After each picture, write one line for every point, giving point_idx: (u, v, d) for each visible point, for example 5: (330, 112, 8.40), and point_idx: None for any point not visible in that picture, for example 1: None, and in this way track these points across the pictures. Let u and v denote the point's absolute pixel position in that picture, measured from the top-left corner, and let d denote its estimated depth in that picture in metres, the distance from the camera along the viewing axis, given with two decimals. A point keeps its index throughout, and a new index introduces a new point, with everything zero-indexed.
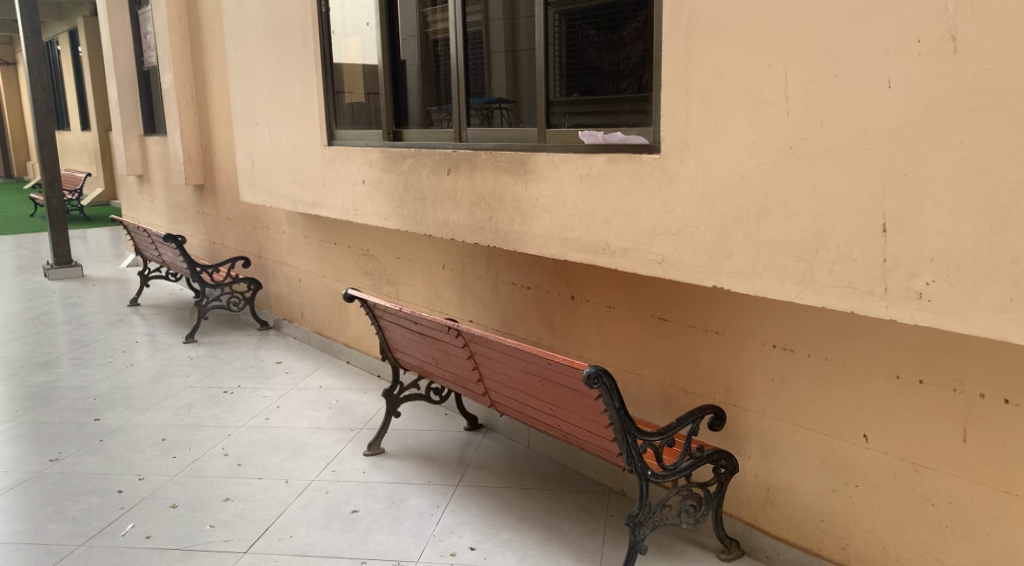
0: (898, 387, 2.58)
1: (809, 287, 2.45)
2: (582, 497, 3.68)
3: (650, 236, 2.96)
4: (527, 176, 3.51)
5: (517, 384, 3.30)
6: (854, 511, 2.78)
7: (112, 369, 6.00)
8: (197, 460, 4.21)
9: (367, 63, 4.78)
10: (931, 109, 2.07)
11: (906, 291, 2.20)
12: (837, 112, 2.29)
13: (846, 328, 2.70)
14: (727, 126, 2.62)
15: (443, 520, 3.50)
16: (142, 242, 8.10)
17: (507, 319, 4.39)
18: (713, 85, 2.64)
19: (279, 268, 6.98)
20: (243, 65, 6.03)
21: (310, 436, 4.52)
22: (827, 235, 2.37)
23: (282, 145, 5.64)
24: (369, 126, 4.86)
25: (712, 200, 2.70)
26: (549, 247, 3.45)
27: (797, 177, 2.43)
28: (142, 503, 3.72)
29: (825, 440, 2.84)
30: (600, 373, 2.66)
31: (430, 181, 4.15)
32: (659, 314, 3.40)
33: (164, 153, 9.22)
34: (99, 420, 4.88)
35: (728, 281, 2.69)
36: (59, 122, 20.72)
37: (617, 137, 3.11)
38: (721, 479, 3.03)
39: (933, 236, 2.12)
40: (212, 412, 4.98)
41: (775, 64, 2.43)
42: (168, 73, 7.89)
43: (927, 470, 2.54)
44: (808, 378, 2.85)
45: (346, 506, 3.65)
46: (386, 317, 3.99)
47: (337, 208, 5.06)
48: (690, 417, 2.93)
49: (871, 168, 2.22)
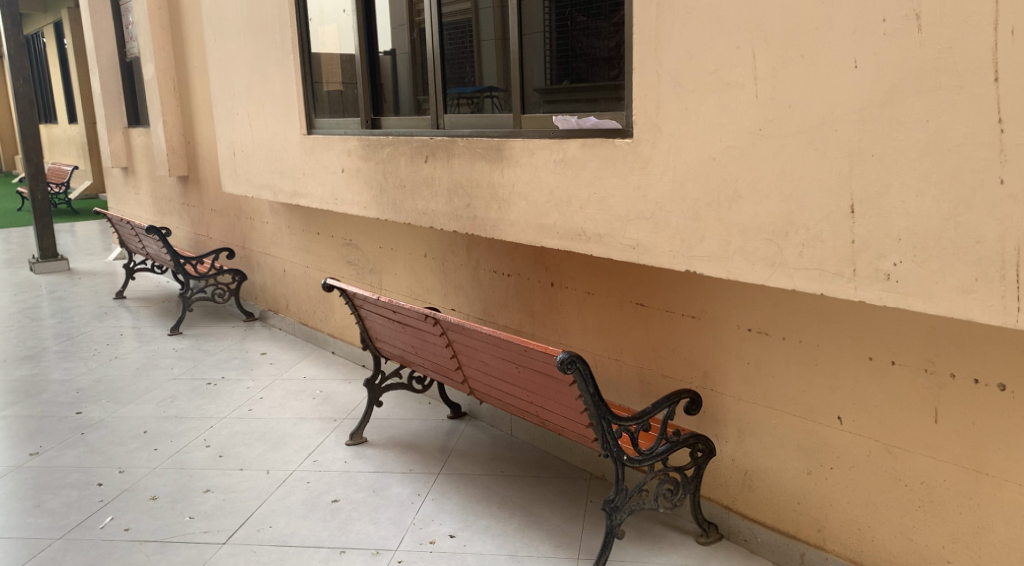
0: (871, 369, 2.58)
1: (779, 269, 2.44)
2: (563, 483, 3.69)
3: (623, 221, 2.95)
4: (503, 163, 3.49)
5: (495, 372, 3.29)
6: (829, 494, 2.79)
7: (94, 362, 5.97)
8: (178, 452, 4.20)
9: (345, 50, 4.74)
10: (896, 88, 2.06)
11: (875, 272, 2.19)
12: (805, 93, 2.28)
13: (819, 311, 2.69)
14: (697, 109, 2.60)
15: (424, 508, 3.50)
16: (127, 234, 8.04)
17: (488, 307, 4.38)
18: (683, 67, 2.62)
19: (264, 259, 6.95)
20: (222, 55, 5.98)
21: (292, 426, 4.51)
22: (797, 217, 2.36)
23: (262, 135, 5.61)
24: (347, 114, 4.83)
25: (684, 184, 2.69)
26: (526, 234, 3.44)
27: (766, 159, 2.42)
28: (122, 495, 3.71)
29: (800, 423, 2.84)
30: (573, 358, 2.65)
31: (408, 169, 4.13)
32: (637, 300, 3.39)
33: (147, 144, 9.16)
34: (81, 413, 4.85)
35: (700, 265, 2.68)
36: (45, 115, 20.54)
37: (589, 122, 3.14)
38: (698, 463, 3.03)
39: (900, 216, 2.11)
40: (194, 404, 4.96)
41: (744, 46, 2.42)
42: (149, 64, 7.83)
43: (900, 451, 2.54)
44: (783, 362, 2.85)
45: (327, 496, 3.64)
46: (366, 306, 3.97)
47: (318, 198, 5.03)
48: (666, 401, 2.93)
49: (839, 149, 2.21)
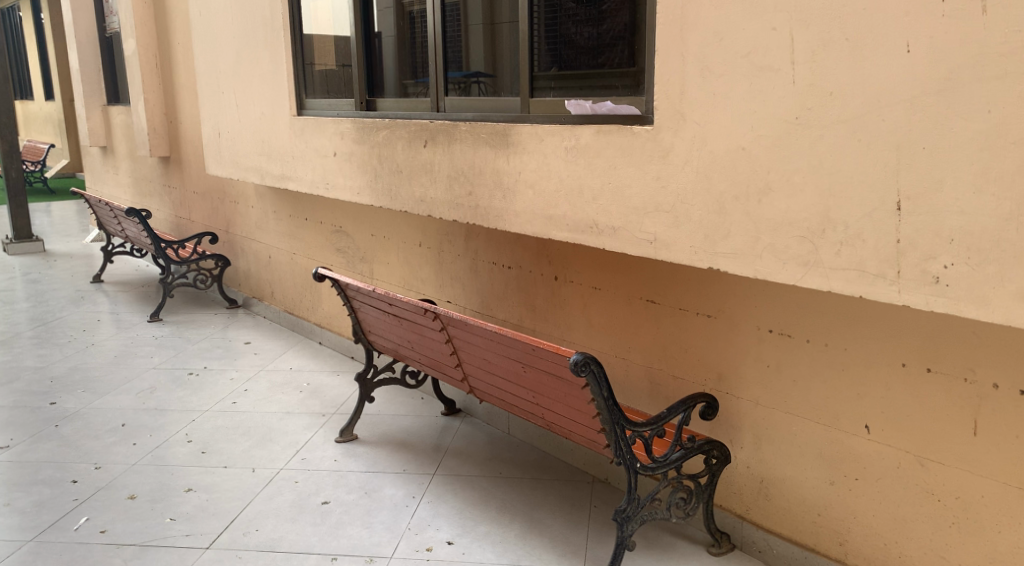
0: (903, 376, 2.43)
1: (813, 269, 2.28)
2: (566, 487, 3.53)
3: (640, 214, 2.77)
4: (509, 149, 3.30)
5: (498, 370, 3.11)
6: (853, 506, 2.64)
7: (70, 349, 5.71)
8: (159, 447, 3.99)
9: (339, 27, 4.51)
10: (953, 75, 1.89)
11: (921, 274, 2.03)
12: (847, 79, 2.11)
13: (848, 313, 2.54)
14: (726, 95, 2.42)
15: (419, 512, 3.32)
16: (105, 216, 7.74)
17: (486, 300, 4.20)
18: (711, 49, 2.44)
19: (249, 245, 6.71)
20: (207, 31, 5.73)
21: (279, 421, 4.31)
22: (835, 213, 2.19)
23: (250, 116, 5.37)
24: (340, 94, 4.61)
25: (709, 175, 2.52)
26: (532, 225, 3.25)
27: (802, 151, 2.25)
28: (99, 494, 3.49)
29: (823, 431, 2.69)
30: (587, 360, 2.48)
31: (406, 153, 3.92)
32: (647, 296, 3.23)
33: (127, 123, 8.85)
34: (55, 404, 4.61)
35: (725, 262, 2.52)
36: (21, 92, 19.93)
37: (605, 107, 2.95)
38: (713, 470, 2.88)
39: (953, 214, 1.94)
40: (175, 396, 4.74)
41: (781, 27, 2.24)
42: (131, 39, 7.53)
43: (932, 463, 2.40)
44: (806, 365, 2.70)
45: (316, 497, 3.45)
46: (359, 298, 3.77)
47: (308, 182, 4.80)
48: (681, 406, 2.77)
49: (885, 140, 2.05)
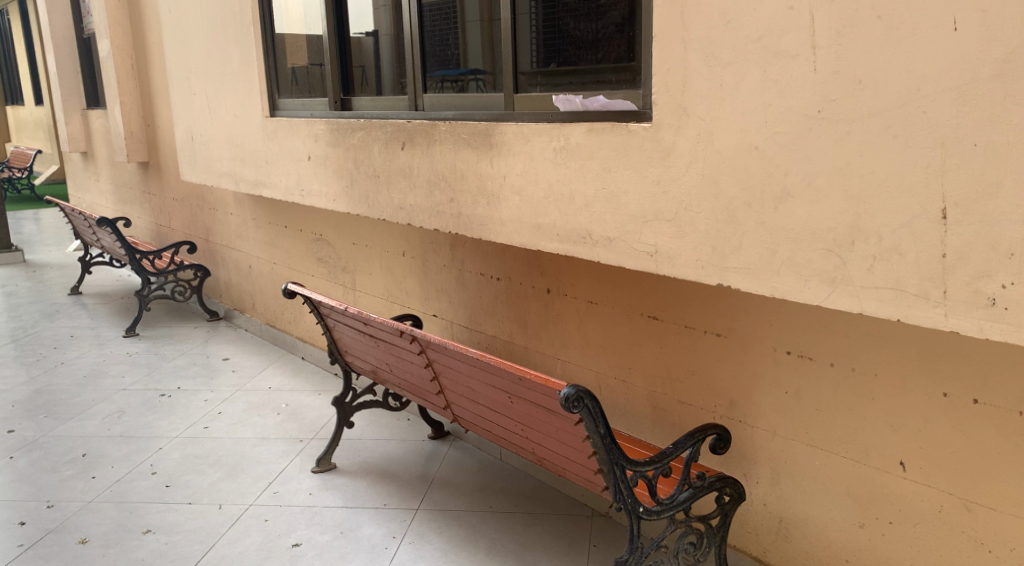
0: (946, 408, 2.10)
1: (841, 287, 1.95)
2: (562, 523, 3.21)
3: (639, 223, 2.44)
4: (492, 151, 2.96)
5: (483, 399, 2.78)
6: (886, 553, 2.33)
7: (38, 370, 5.38)
8: (120, 481, 3.67)
9: (310, 22, 4.18)
10: (1013, 56, 1.56)
11: (973, 294, 1.70)
12: (881, 64, 1.77)
13: (880, 335, 2.21)
14: (735, 86, 2.10)
15: (399, 555, 3.00)
16: (81, 225, 7.40)
17: (473, 314, 3.87)
18: (718, 34, 2.11)
19: (229, 254, 6.39)
20: (177, 28, 5.38)
21: (253, 449, 3.99)
22: (868, 223, 1.86)
23: (222, 119, 5.03)
24: (314, 93, 4.29)
25: (716, 177, 2.19)
26: (520, 235, 2.91)
27: (825, 150, 1.92)
28: (47, 538, 3.17)
29: (850, 467, 2.37)
30: (579, 394, 2.15)
31: (382, 156, 3.59)
32: (649, 313, 2.90)
33: (106, 126, 8.52)
34: (11, 433, 4.28)
35: (736, 279, 2.19)
36: (8, 96, 19.59)
37: (597, 103, 2.62)
38: (726, 510, 2.53)
39: (1012, 224, 1.61)
40: (144, 420, 4.41)
41: (798, 5, 1.91)
42: (105, 39, 7.19)
43: (981, 508, 2.08)
44: (830, 393, 2.37)
45: (287, 538, 3.13)
46: (333, 316, 3.43)
47: (282, 188, 4.46)
48: (689, 440, 2.43)
49: (929, 135, 1.71)
